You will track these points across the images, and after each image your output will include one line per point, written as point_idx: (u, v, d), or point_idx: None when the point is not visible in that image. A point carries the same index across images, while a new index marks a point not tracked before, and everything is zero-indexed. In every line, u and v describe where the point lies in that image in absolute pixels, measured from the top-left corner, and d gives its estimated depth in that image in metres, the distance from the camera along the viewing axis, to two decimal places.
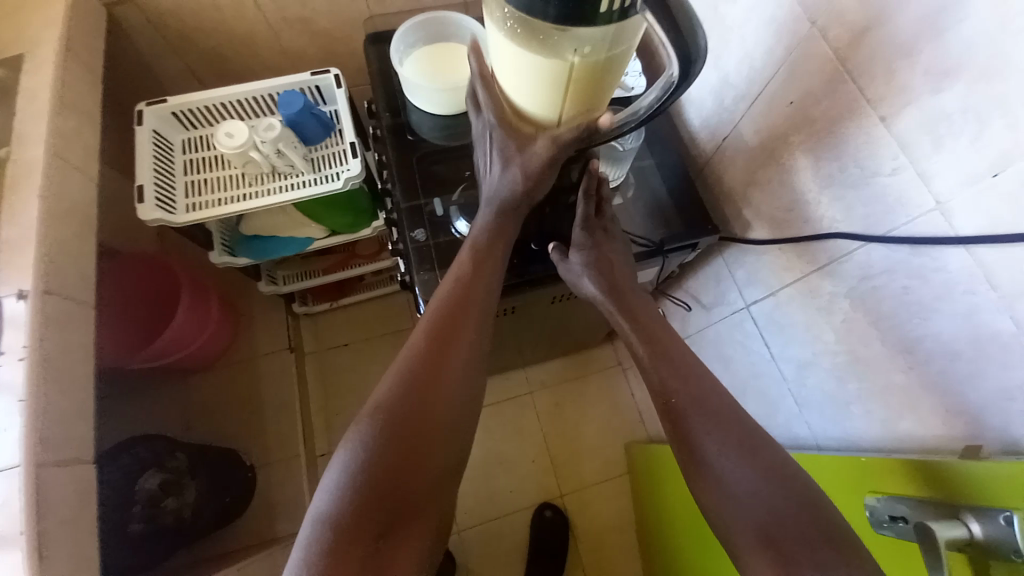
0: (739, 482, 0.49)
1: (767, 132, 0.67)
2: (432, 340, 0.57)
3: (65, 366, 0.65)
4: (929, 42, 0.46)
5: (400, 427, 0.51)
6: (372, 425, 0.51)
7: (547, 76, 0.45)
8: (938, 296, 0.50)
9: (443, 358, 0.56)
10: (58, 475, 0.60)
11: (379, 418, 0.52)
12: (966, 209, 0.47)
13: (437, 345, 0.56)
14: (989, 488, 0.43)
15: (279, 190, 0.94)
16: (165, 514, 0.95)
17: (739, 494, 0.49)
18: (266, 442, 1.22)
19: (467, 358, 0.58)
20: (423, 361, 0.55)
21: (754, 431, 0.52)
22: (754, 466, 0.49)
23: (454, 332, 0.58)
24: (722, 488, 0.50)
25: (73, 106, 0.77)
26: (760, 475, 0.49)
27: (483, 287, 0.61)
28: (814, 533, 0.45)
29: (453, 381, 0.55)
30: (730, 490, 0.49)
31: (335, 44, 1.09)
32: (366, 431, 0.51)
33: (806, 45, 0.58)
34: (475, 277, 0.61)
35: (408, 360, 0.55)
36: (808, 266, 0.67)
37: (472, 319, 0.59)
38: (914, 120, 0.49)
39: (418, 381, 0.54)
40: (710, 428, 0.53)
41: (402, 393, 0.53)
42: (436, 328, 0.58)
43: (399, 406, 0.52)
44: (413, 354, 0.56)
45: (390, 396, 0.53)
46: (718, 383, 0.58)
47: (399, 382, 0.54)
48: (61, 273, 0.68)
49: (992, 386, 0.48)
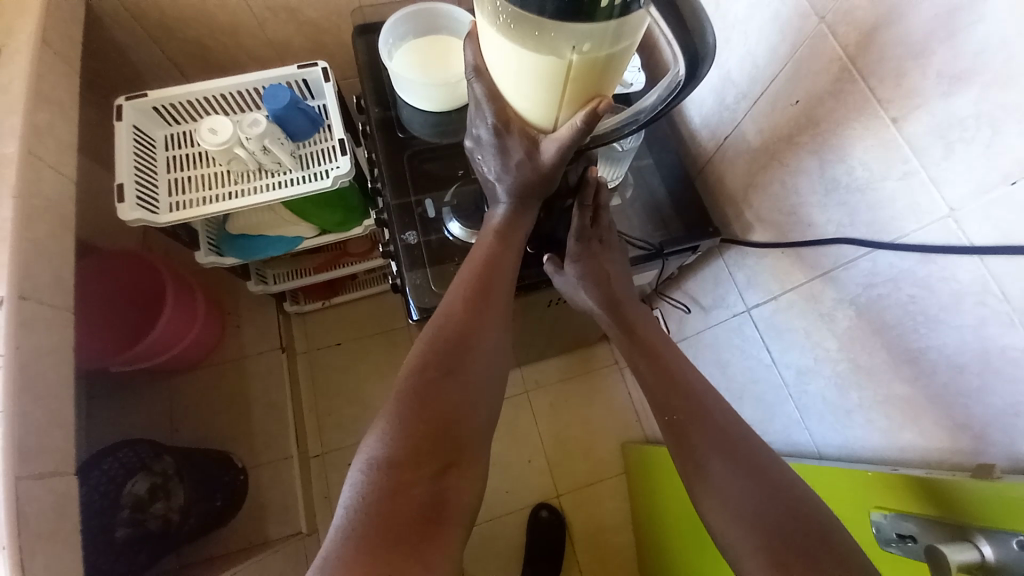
0: (734, 495, 0.48)
1: (770, 132, 0.65)
2: (465, 304, 0.55)
3: (42, 374, 0.62)
4: (941, 43, 0.43)
5: (439, 387, 0.48)
6: (410, 386, 0.48)
7: (542, 76, 0.42)
8: (943, 307, 0.49)
9: (477, 322, 0.54)
10: (36, 488, 0.58)
11: (417, 379, 0.49)
12: (977, 218, 0.45)
13: (470, 308, 0.54)
14: (994, 508, 0.42)
15: (266, 188, 0.91)
16: (151, 519, 0.92)
17: (736, 507, 0.47)
18: (255, 445, 1.19)
19: (500, 324, 0.56)
20: (458, 325, 0.53)
21: (758, 449, 0.51)
22: (751, 477, 0.48)
23: (487, 296, 0.56)
24: (718, 500, 0.49)
25: (47, 101, 0.74)
26: (756, 487, 0.47)
27: (514, 256, 0.59)
28: (826, 552, 0.42)
29: (488, 345, 0.53)
30: (728, 501, 0.48)
31: (322, 35, 1.05)
32: (404, 393, 0.48)
33: (811, 43, 0.55)
34: (504, 243, 0.58)
35: (442, 324, 0.53)
36: (810, 271, 0.64)
37: (503, 285, 0.58)
38: (925, 124, 0.46)
39: (453, 344, 0.52)
40: (704, 437, 0.52)
41: (438, 355, 0.51)
42: (468, 292, 0.55)
43: (437, 367, 0.50)
44: (446, 318, 0.54)
45: (426, 359, 0.50)
46: (719, 396, 0.57)
47: (434, 345, 0.51)
48: (37, 277, 0.65)
49: (999, 400, 0.46)
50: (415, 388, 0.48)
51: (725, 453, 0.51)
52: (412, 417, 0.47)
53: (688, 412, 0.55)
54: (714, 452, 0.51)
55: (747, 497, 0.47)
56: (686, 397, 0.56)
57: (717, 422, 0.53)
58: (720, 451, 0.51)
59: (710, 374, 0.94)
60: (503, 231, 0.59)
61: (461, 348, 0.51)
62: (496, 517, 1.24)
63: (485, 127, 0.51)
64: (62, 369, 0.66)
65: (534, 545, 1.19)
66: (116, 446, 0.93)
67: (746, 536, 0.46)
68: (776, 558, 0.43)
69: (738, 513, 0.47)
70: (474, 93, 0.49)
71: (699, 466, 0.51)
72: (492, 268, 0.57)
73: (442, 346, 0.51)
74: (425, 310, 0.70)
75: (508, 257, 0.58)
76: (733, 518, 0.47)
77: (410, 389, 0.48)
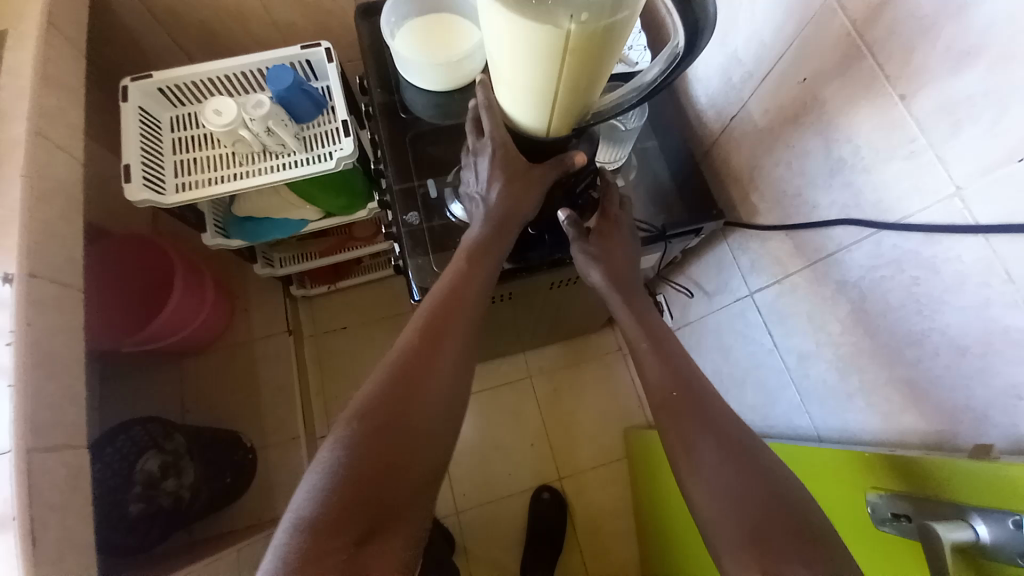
0: (714, 477, 0.48)
1: (776, 111, 0.63)
2: (416, 345, 0.53)
3: (53, 350, 0.64)
4: (952, 17, 0.42)
5: (378, 440, 0.46)
6: (347, 438, 0.46)
7: (538, 48, 0.41)
8: (947, 288, 0.48)
9: (427, 365, 0.52)
10: (46, 461, 0.59)
11: (355, 429, 0.47)
12: (984, 197, 0.44)
13: (424, 345, 0.53)
14: (981, 489, 0.42)
15: (269, 170, 0.91)
16: (163, 495, 0.95)
17: (720, 484, 0.47)
18: (263, 425, 1.21)
19: (455, 367, 0.54)
20: (405, 368, 0.51)
21: (744, 437, 0.50)
22: (734, 458, 0.48)
23: (441, 337, 0.54)
24: (701, 478, 0.49)
25: (54, 79, 0.74)
26: (733, 464, 0.48)
27: (475, 287, 0.58)
28: (795, 526, 0.43)
29: (437, 392, 0.51)
30: (711, 477, 0.48)
31: (325, 16, 1.05)
32: (339, 444, 0.46)
33: (818, 19, 0.54)
34: (465, 280, 0.58)
35: (389, 368, 0.51)
36: (813, 255, 0.64)
37: (460, 325, 0.56)
38: (933, 102, 0.45)
39: (402, 386, 0.50)
40: (685, 422, 0.52)
41: (381, 402, 0.49)
42: (421, 333, 0.54)
43: (378, 416, 0.48)
44: (394, 362, 0.52)
45: (367, 407, 0.48)
46: (704, 378, 0.57)
47: (378, 391, 0.49)
48: (47, 255, 0.66)
49: (1000, 383, 0.46)
50: (352, 440, 0.46)
51: (713, 436, 0.50)
52: (344, 472, 0.45)
53: (678, 396, 0.55)
54: (697, 436, 0.51)
55: (724, 476, 0.47)
56: (677, 387, 0.56)
57: (707, 407, 0.53)
58: (709, 431, 0.51)
59: (712, 360, 0.94)
60: (467, 260, 0.60)
61: (405, 393, 0.49)
62: (496, 499, 1.26)
63: (485, 150, 0.59)
64: (74, 346, 0.67)
65: (536, 526, 1.20)
66: (128, 424, 0.96)
67: (723, 509, 0.46)
68: (756, 533, 0.43)
69: (719, 488, 0.47)
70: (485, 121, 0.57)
71: (689, 443, 0.51)
72: (453, 302, 0.56)
73: (387, 392, 0.49)
74: (427, 291, 0.70)
75: (471, 289, 0.58)
76: (713, 490, 0.47)
77: (346, 442, 0.46)
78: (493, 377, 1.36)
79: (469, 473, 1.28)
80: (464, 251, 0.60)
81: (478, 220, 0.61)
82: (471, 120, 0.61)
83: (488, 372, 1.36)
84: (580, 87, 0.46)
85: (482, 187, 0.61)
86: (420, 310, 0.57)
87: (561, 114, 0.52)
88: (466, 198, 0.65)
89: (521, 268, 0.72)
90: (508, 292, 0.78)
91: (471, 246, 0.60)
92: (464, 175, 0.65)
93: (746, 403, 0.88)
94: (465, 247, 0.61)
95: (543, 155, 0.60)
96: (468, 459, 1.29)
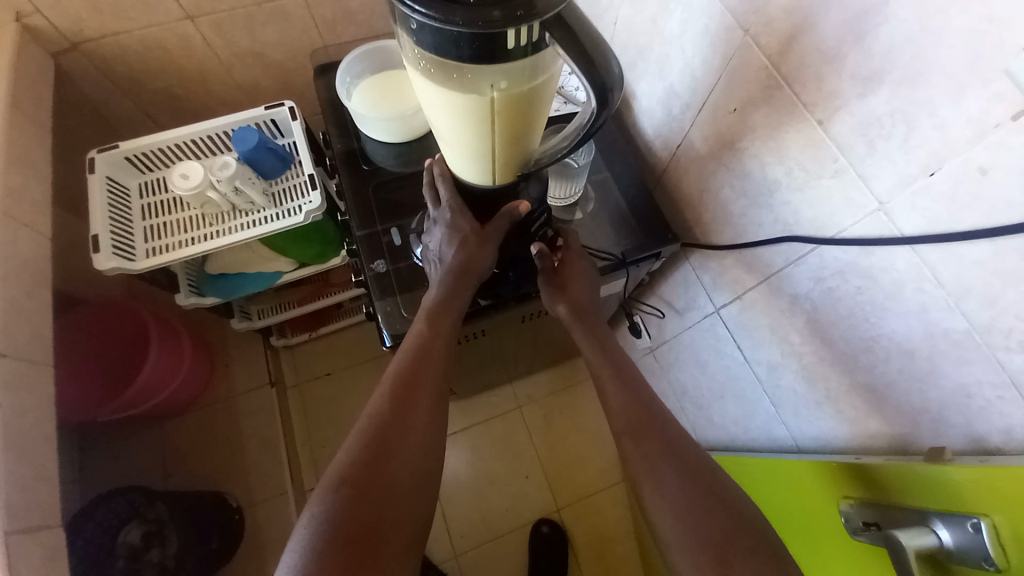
0: (670, 501, 0.49)
1: (714, 138, 0.67)
2: (389, 405, 0.54)
3: (25, 431, 0.62)
4: (855, 46, 0.45)
5: (359, 504, 0.46)
6: (326, 509, 0.46)
7: (468, 113, 0.44)
8: (888, 295, 0.51)
9: (400, 424, 0.52)
10: (24, 543, 0.57)
11: (334, 498, 0.46)
12: (905, 210, 0.47)
13: (396, 405, 0.54)
14: (950, 495, 0.46)
15: (239, 228, 0.92)
16: (147, 567, 0.92)
17: (674, 505, 0.49)
18: (250, 484, 1.17)
19: (429, 423, 0.55)
20: (379, 429, 0.52)
21: (700, 463, 0.52)
22: (694, 483, 0.50)
23: (412, 394, 0.55)
24: (660, 504, 0.50)
25: (22, 158, 0.75)
26: (690, 492, 0.49)
27: (442, 341, 0.60)
28: (755, 544, 0.45)
29: (413, 448, 0.52)
30: (670, 503, 0.49)
31: (288, 75, 1.09)
32: (319, 516, 0.46)
33: (738, 54, 0.58)
34: (430, 336, 0.60)
35: (363, 433, 0.52)
36: (766, 270, 0.66)
37: (431, 380, 0.57)
38: (848, 126, 0.49)
39: (376, 448, 0.50)
40: (642, 455, 0.53)
41: (358, 467, 0.48)
42: (393, 392, 0.55)
43: (355, 482, 0.47)
44: (369, 424, 0.52)
45: (344, 474, 0.48)
46: (661, 408, 0.58)
47: (354, 456, 0.49)
48: (15, 334, 0.66)
49: (951, 384, 0.48)
50: (331, 510, 0.46)
51: (670, 463, 0.52)
52: (327, 542, 0.44)
53: (630, 428, 0.56)
54: (657, 466, 0.52)
55: (682, 501, 0.49)
56: (635, 417, 0.57)
57: (665, 434, 0.55)
58: (669, 461, 0.52)
59: (691, 375, 0.95)
60: (433, 316, 0.61)
61: (381, 456, 0.50)
62: (496, 537, 1.23)
63: (443, 218, 0.62)
64: (46, 423, 0.65)
65: (538, 560, 1.17)
66: (110, 495, 0.93)
67: (684, 533, 0.47)
68: (718, 553, 0.45)
69: (677, 515, 0.48)
70: (441, 191, 0.63)
71: (649, 471, 0.52)
72: (423, 359, 0.58)
73: (363, 457, 0.49)
74: (398, 337, 0.71)
75: (439, 344, 0.59)
76: (670, 513, 0.49)
77: (324, 512, 0.46)
78: (480, 411, 1.35)
79: (465, 511, 1.25)
80: (429, 307, 0.62)
81: (438, 279, 0.63)
82: (429, 188, 0.65)
83: (476, 407, 1.35)
84: (517, 138, 0.49)
85: (441, 244, 0.63)
86: (389, 369, 0.58)
87: (503, 163, 0.53)
88: (427, 256, 0.67)
89: (491, 304, 0.74)
90: (480, 329, 0.79)
91: (432, 305, 0.62)
92: (425, 233, 0.67)
93: (729, 416, 0.88)
94: (430, 303, 0.62)
95: (491, 214, 0.64)
96: (461, 497, 1.26)
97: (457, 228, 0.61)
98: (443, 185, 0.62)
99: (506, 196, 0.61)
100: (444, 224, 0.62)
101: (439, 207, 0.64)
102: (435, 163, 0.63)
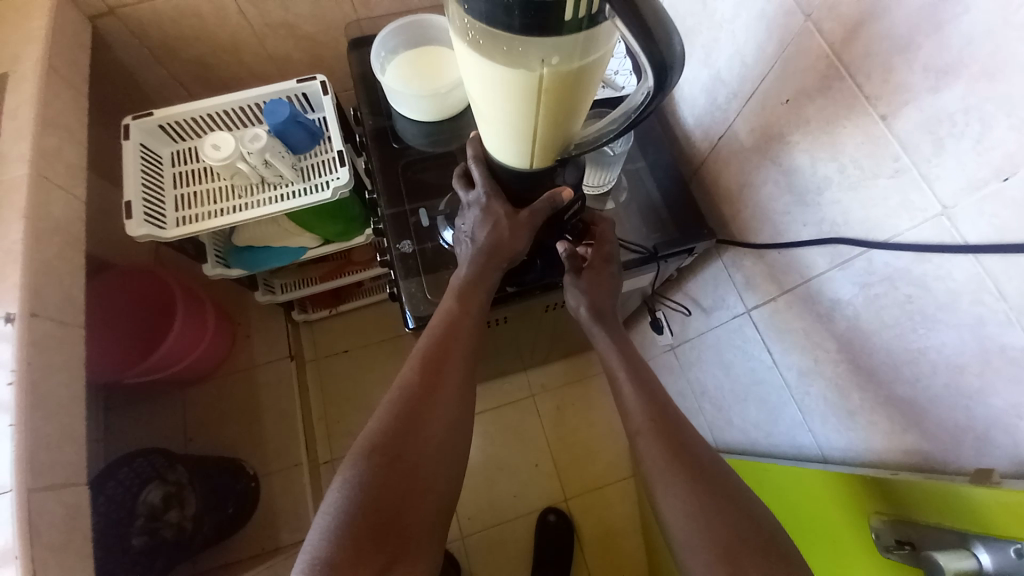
0: (683, 500, 0.48)
1: (761, 130, 0.64)
2: (418, 377, 0.53)
3: (54, 390, 0.63)
4: (929, 37, 0.42)
5: (388, 473, 0.46)
6: (356, 476, 0.46)
7: (515, 90, 0.42)
8: (941, 306, 0.48)
9: (428, 397, 0.52)
10: (47, 499, 0.59)
11: (363, 465, 0.46)
12: (970, 216, 0.44)
13: (426, 380, 0.53)
14: (992, 516, 0.43)
15: (267, 202, 0.92)
16: (166, 527, 0.94)
17: (700, 497, 0.48)
18: (266, 452, 1.20)
19: (456, 398, 0.54)
20: (408, 402, 0.51)
21: (715, 465, 0.51)
22: (706, 481, 0.49)
23: (441, 369, 0.55)
24: (675, 499, 0.48)
25: (56, 120, 0.75)
26: (703, 492, 0.48)
27: (471, 320, 0.59)
28: (774, 556, 0.43)
29: (440, 421, 0.51)
30: (687, 496, 0.48)
31: (321, 48, 1.08)
32: (349, 482, 0.46)
33: (797, 41, 0.54)
34: (459, 315, 0.59)
35: (393, 403, 0.51)
36: (806, 272, 0.63)
37: (459, 357, 0.56)
38: (915, 121, 0.45)
39: (405, 420, 0.50)
40: (659, 453, 0.52)
41: (387, 437, 0.48)
42: (420, 366, 0.54)
43: (384, 451, 0.47)
44: (397, 397, 0.52)
45: (374, 442, 0.48)
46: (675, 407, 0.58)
47: (385, 425, 0.49)
48: (47, 294, 0.67)
49: (1001, 403, 0.45)
50: (361, 475, 0.46)
51: (689, 460, 0.51)
52: (357, 506, 0.44)
53: (656, 418, 0.55)
54: (676, 465, 0.50)
55: (696, 500, 0.48)
56: (653, 416, 0.56)
57: (683, 436, 0.54)
58: (685, 460, 0.51)
59: (714, 376, 0.92)
60: (462, 294, 0.60)
61: (409, 428, 0.49)
62: (503, 521, 1.24)
63: (479, 202, 0.61)
64: (74, 384, 0.67)
65: (545, 549, 1.17)
66: (132, 456, 0.96)
67: (696, 533, 0.46)
68: (729, 554, 0.44)
69: (691, 512, 0.47)
70: (475, 172, 0.62)
71: (674, 463, 0.51)
72: (452, 337, 0.57)
73: (391, 431, 0.49)
74: (421, 319, 0.70)
75: (468, 323, 0.59)
76: (692, 508, 0.47)
77: (355, 477, 0.46)
78: (496, 398, 1.35)
79: (473, 495, 1.26)
80: (459, 286, 0.61)
81: (467, 259, 0.62)
82: (459, 176, 0.65)
83: (491, 393, 1.35)
84: (559, 121, 0.47)
85: (472, 226, 0.62)
86: (418, 344, 0.58)
87: (542, 147, 0.52)
88: (459, 240, 0.65)
89: (516, 292, 0.72)
90: (502, 316, 0.78)
91: (461, 285, 0.61)
92: (458, 215, 0.65)
93: (750, 419, 0.86)
94: (460, 281, 0.61)
95: (529, 200, 0.62)
96: (471, 481, 1.27)
97: (489, 213, 0.60)
98: (477, 167, 0.61)
99: (547, 194, 0.60)
100: (480, 209, 0.61)
101: (470, 191, 0.63)
102: (470, 143, 0.62)
